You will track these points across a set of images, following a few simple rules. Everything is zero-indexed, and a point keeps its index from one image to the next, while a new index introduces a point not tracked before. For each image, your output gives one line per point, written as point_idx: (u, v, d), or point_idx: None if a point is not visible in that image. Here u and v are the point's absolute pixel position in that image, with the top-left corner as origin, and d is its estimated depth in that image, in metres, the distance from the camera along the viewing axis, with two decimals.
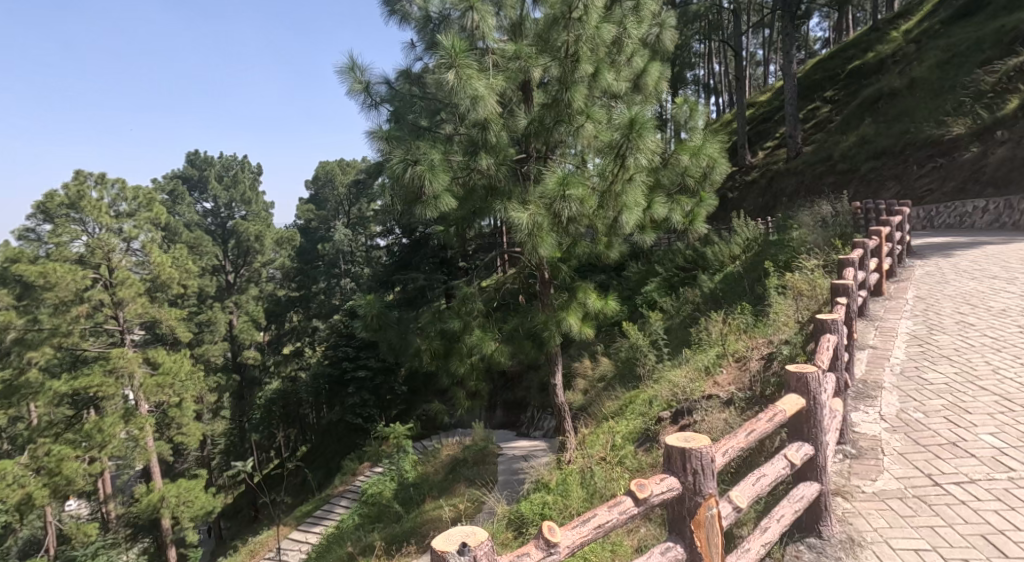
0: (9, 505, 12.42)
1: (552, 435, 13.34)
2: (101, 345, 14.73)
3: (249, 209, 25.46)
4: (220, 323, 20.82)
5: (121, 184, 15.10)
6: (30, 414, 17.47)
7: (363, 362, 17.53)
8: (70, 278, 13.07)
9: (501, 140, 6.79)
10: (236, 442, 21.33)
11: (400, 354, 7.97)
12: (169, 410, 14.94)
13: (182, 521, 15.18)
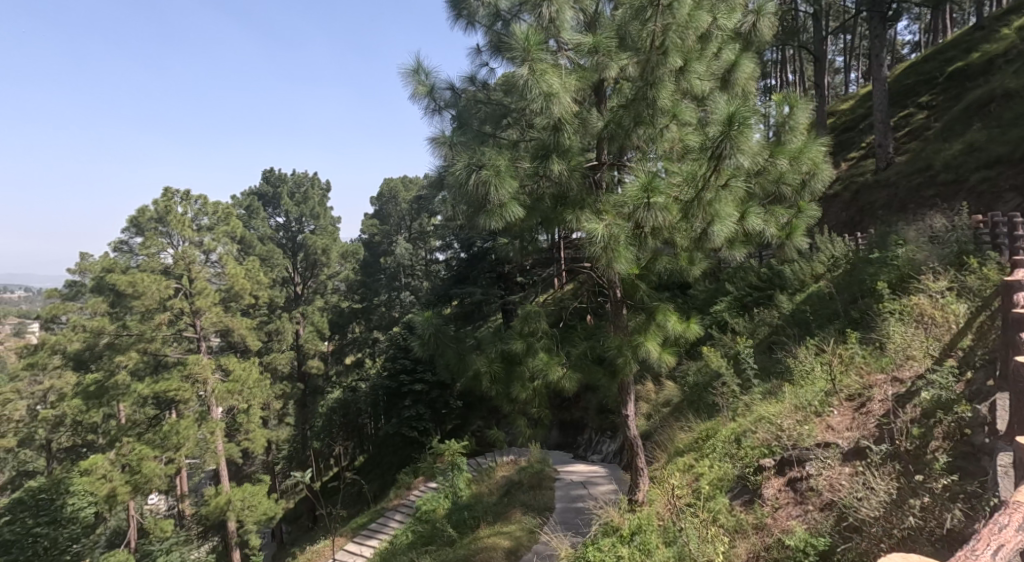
0: (98, 498, 12.81)
1: (612, 460, 12.48)
2: (179, 351, 15.07)
3: (318, 223, 25.75)
4: (289, 332, 20.96)
5: (203, 198, 15.35)
6: (117, 412, 18.22)
7: (421, 377, 17.03)
8: (155, 287, 13.40)
9: (574, 144, 6.29)
10: (299, 449, 21.43)
11: (456, 377, 7.41)
12: (238, 415, 15.04)
13: (247, 525, 15.09)
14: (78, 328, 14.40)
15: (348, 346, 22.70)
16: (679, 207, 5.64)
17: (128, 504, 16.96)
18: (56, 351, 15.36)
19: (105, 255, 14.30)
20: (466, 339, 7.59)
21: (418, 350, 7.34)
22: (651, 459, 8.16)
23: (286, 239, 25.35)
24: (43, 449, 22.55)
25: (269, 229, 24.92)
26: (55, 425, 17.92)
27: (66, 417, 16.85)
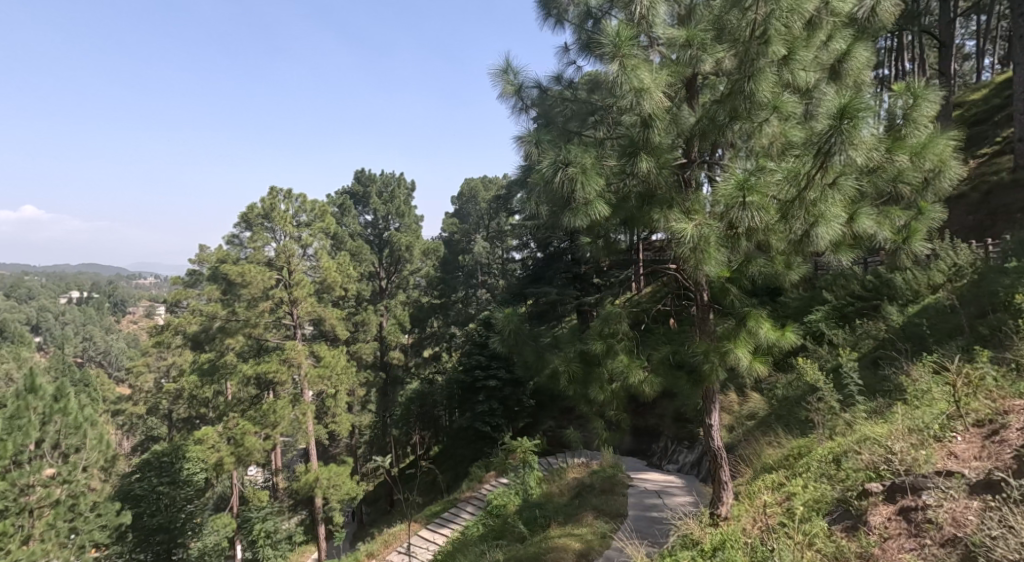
0: (208, 465, 13.99)
1: (690, 471, 11.99)
2: (279, 337, 15.89)
3: (403, 221, 26.47)
4: (373, 324, 21.65)
5: (303, 196, 16.16)
6: (224, 390, 19.74)
7: (495, 373, 17.03)
8: (260, 277, 14.37)
9: (664, 141, 6.03)
10: (380, 435, 22.26)
11: (534, 374, 7.35)
12: (327, 400, 15.64)
13: (332, 503, 15.74)
14: (197, 311, 15.62)
15: (427, 339, 23.20)
16: (778, 207, 5.29)
17: (231, 473, 18.44)
18: (179, 331, 16.84)
19: (218, 248, 15.47)
20: (544, 338, 7.53)
21: (496, 347, 7.36)
22: (735, 473, 7.75)
23: (373, 236, 26.34)
24: (164, 418, 25.03)
25: (358, 226, 25.92)
26: (176, 397, 19.76)
27: (183, 391, 18.52)
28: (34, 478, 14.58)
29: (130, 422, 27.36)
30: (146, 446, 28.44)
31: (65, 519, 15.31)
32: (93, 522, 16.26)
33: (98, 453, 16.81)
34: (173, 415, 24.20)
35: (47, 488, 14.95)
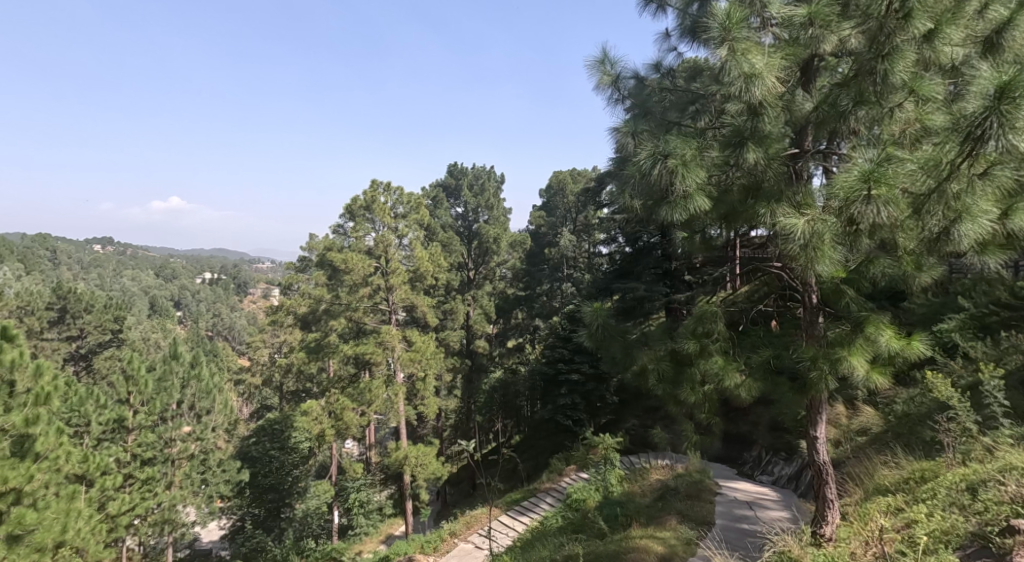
0: (313, 435, 15.13)
1: (785, 485, 11.23)
2: (376, 321, 16.51)
3: (492, 213, 26.50)
4: (461, 313, 21.97)
5: (401, 188, 16.55)
6: (326, 368, 21.05)
7: (578, 367, 16.67)
8: (361, 264, 15.06)
9: (776, 129, 5.59)
10: (464, 421, 22.68)
11: (620, 370, 7.10)
12: (417, 382, 16.08)
13: (418, 481, 16.23)
14: (306, 295, 16.59)
15: (512, 331, 23.86)
16: (909, 202, 4.74)
17: (331, 445, 19.72)
18: (290, 312, 18.10)
19: (324, 236, 16.05)
20: (633, 335, 7.25)
21: (584, 341, 7.18)
22: (842, 492, 7.12)
23: (463, 227, 26.62)
24: (276, 389, 27.31)
25: (450, 218, 26.20)
26: (286, 371, 21.39)
27: (293, 365, 20.06)
28: (175, 433, 17.46)
29: (249, 391, 30.24)
30: (260, 414, 31.14)
31: (196, 471, 18.22)
32: (221, 475, 19.73)
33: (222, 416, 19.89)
34: (283, 388, 26.31)
35: (185, 443, 17.77)
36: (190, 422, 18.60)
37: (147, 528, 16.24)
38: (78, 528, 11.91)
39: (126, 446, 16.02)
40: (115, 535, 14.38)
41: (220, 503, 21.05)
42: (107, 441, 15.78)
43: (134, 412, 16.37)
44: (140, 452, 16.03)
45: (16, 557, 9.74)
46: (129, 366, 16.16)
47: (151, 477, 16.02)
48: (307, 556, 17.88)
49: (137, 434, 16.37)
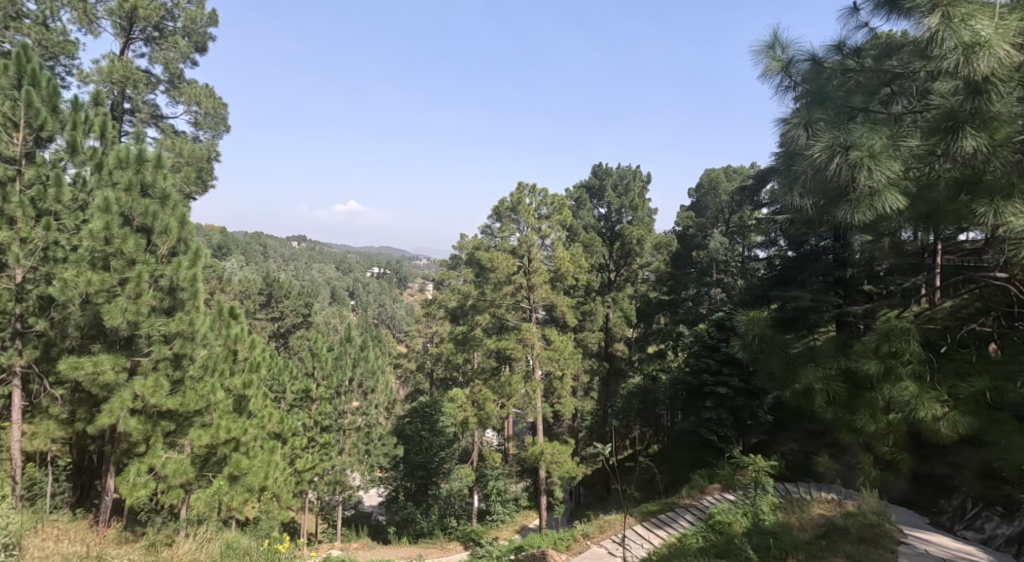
0: (459, 421, 15.70)
1: (998, 548, 9.22)
2: (517, 318, 16.60)
3: (636, 214, 24.48)
4: (600, 315, 21.42)
5: (545, 190, 16.35)
6: (470, 361, 21.78)
7: (726, 380, 15.34)
8: (506, 262, 15.31)
9: (1010, 108, 4.43)
10: (600, 423, 22.10)
11: (779, 387, 6.15)
12: (554, 381, 15.83)
13: (553, 478, 16.03)
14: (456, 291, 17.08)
15: (652, 336, 22.56)
16: None
17: (473, 434, 20.36)
18: (441, 305, 18.98)
19: (474, 235, 16.49)
20: (799, 349, 6.28)
21: (738, 353, 6.38)
22: None
23: (605, 228, 25.13)
24: (428, 376, 29.02)
25: (593, 218, 25.01)
26: (438, 359, 22.54)
27: (443, 354, 21.07)
28: (347, 406, 19.11)
29: (404, 375, 32.51)
30: (415, 397, 33.29)
31: (363, 442, 19.63)
32: (380, 449, 20.91)
33: (384, 396, 20.28)
34: (434, 375, 27.90)
35: (355, 416, 19.36)
36: (358, 398, 19.51)
37: (323, 486, 18.53)
38: (276, 478, 13.59)
39: (311, 413, 17.98)
40: (300, 487, 17.06)
41: (381, 473, 22.77)
42: (298, 406, 17.96)
43: (317, 384, 18.14)
44: (321, 420, 17.97)
45: (235, 493, 11.71)
46: (314, 345, 18.06)
47: (329, 442, 18.16)
48: (450, 534, 19.64)
49: (318, 403, 18.16)
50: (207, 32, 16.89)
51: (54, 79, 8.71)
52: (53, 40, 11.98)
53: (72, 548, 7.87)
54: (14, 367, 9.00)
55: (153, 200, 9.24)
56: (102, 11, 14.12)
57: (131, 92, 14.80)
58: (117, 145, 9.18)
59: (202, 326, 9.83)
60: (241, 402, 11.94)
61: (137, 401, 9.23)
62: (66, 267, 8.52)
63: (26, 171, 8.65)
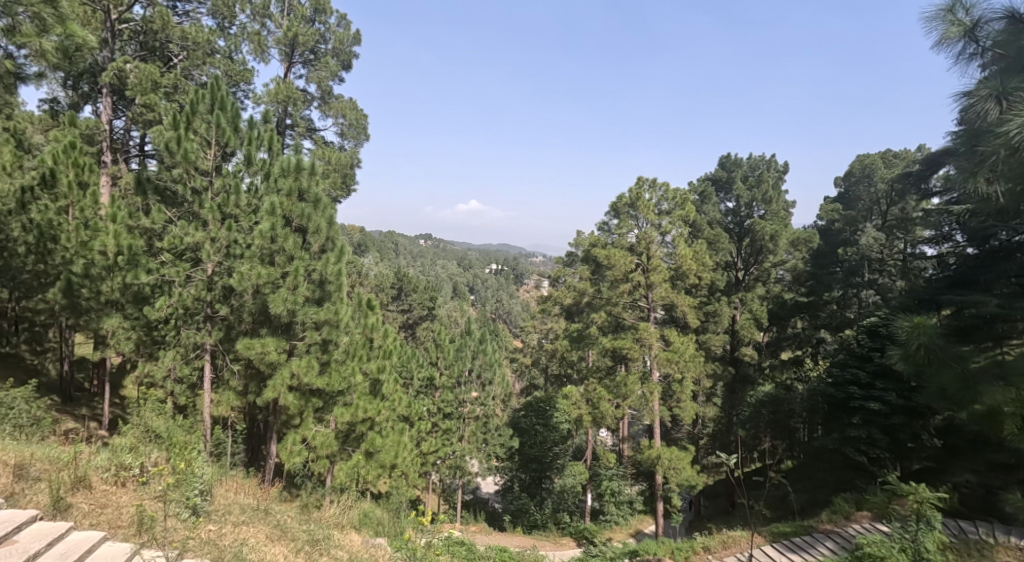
0: (572, 418, 15.95)
1: None
2: (635, 317, 16.21)
3: (769, 208, 21.97)
4: (726, 316, 20.25)
5: (666, 184, 15.82)
6: (586, 359, 21.68)
7: (878, 394, 13.69)
8: (622, 259, 15.01)
9: None
10: (724, 432, 20.93)
11: (953, 405, 5.68)
12: (674, 384, 15.10)
13: (671, 485, 15.45)
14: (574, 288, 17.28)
15: (786, 341, 20.86)
16: None
17: (588, 432, 20.24)
18: (558, 302, 19.10)
19: (592, 232, 16.67)
20: (977, 362, 5.65)
21: (900, 366, 5.88)
22: None
23: (733, 223, 22.94)
24: (544, 371, 29.35)
25: (719, 214, 23.03)
26: (554, 354, 22.69)
27: (559, 349, 21.19)
28: (466, 396, 19.83)
29: (520, 369, 33.13)
30: (530, 392, 33.78)
31: (480, 431, 20.55)
32: (496, 439, 21.52)
33: (502, 388, 20.94)
34: (550, 370, 28.15)
35: (474, 406, 20.25)
36: (477, 389, 20.26)
37: (445, 470, 19.28)
38: (404, 458, 14.51)
39: (434, 400, 18.89)
40: (425, 468, 18.11)
41: (496, 463, 23.40)
42: (424, 393, 19.01)
43: (440, 373, 19.05)
44: (443, 407, 18.86)
45: (370, 467, 12.83)
46: (438, 336, 18.95)
47: (450, 428, 18.97)
48: (563, 529, 19.74)
49: (440, 391, 19.07)
50: (353, 51, 18.29)
51: (235, 103, 9.94)
52: (235, 69, 13.52)
53: (247, 500, 9.77)
54: (204, 345, 10.39)
55: (308, 203, 10.37)
56: (272, 41, 16.43)
57: (292, 110, 16.69)
58: (282, 156, 10.20)
59: (345, 315, 10.80)
60: (376, 386, 12.84)
61: (293, 379, 10.38)
62: (242, 262, 9.78)
63: (214, 181, 9.82)
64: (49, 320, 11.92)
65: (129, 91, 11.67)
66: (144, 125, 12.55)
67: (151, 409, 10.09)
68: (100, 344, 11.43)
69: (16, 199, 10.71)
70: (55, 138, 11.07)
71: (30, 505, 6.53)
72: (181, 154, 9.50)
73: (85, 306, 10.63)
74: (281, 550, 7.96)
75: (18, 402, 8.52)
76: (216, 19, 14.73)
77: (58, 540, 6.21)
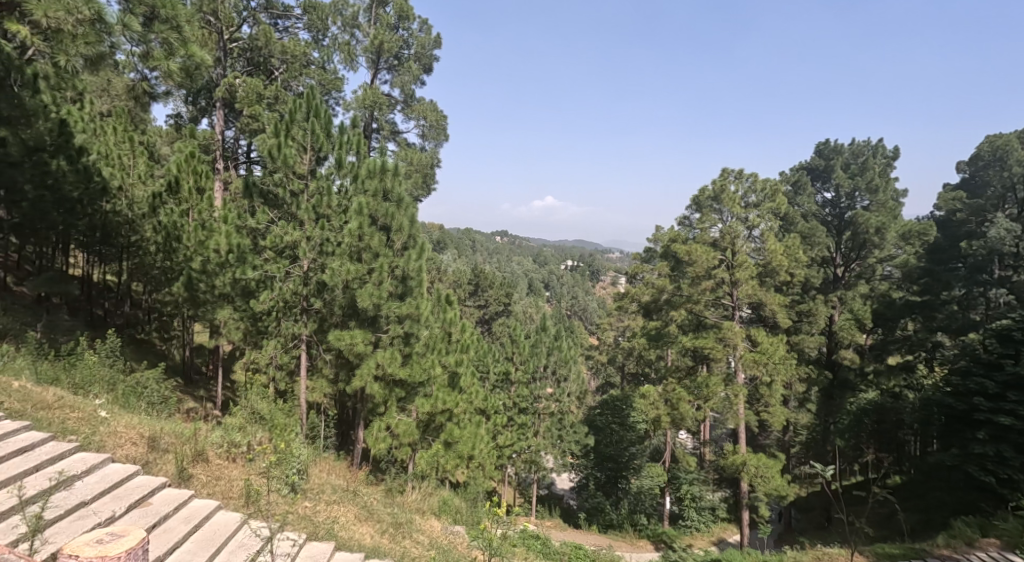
0: (649, 418, 15.81)
1: None
2: (718, 315, 15.80)
3: (875, 198, 20.53)
4: (823, 316, 18.46)
5: (754, 175, 15.37)
6: (665, 358, 21.35)
7: (1010, 408, 11.15)
8: (704, 255, 14.70)
9: None
10: (818, 441, 19.43)
11: None
12: (760, 387, 14.45)
13: (757, 493, 14.85)
14: (652, 284, 17.19)
15: (893, 345, 17.00)
16: None
17: (665, 433, 20.00)
18: (635, 298, 19.00)
19: (671, 228, 16.65)
20: None
21: None
22: None
23: (832, 215, 21.39)
24: (620, 369, 29.13)
25: (815, 205, 21.58)
26: (631, 351, 22.45)
27: (636, 347, 20.95)
28: (541, 392, 20.04)
29: (597, 366, 33.02)
30: (606, 390, 33.58)
31: (556, 427, 20.76)
32: (572, 436, 21.62)
33: (577, 385, 21.02)
34: (627, 369, 27.86)
35: (549, 402, 20.53)
36: (552, 385, 20.45)
37: (520, 463, 19.75)
38: (481, 451, 14.93)
39: (510, 394, 19.37)
40: (501, 461, 18.60)
41: (570, 459, 23.56)
42: (500, 387, 19.49)
43: (516, 367, 19.50)
44: (518, 402, 19.26)
45: (449, 458, 13.40)
46: (514, 332, 19.36)
47: (525, 423, 19.33)
48: (639, 531, 19.56)
49: (516, 386, 19.51)
50: (434, 55, 18.97)
51: (328, 110, 10.66)
52: (329, 79, 14.48)
53: (338, 482, 10.53)
54: (300, 336, 11.23)
55: (392, 203, 10.95)
56: (360, 50, 17.50)
57: (378, 114, 17.58)
58: (369, 159, 10.83)
59: (425, 309, 11.41)
60: (454, 379, 13.43)
61: (378, 369, 11.06)
62: (334, 259, 10.53)
63: (310, 185, 10.56)
64: (174, 312, 13.34)
65: (237, 103, 12.91)
66: (249, 134, 13.76)
67: (256, 393, 11.05)
68: (214, 332, 12.71)
69: (149, 204, 12.25)
70: (178, 149, 12.45)
71: (160, 473, 7.38)
72: (281, 159, 10.38)
73: (203, 297, 11.86)
74: (368, 530, 8.58)
75: (150, 382, 9.65)
76: (311, 33, 15.85)
77: (183, 505, 6.90)
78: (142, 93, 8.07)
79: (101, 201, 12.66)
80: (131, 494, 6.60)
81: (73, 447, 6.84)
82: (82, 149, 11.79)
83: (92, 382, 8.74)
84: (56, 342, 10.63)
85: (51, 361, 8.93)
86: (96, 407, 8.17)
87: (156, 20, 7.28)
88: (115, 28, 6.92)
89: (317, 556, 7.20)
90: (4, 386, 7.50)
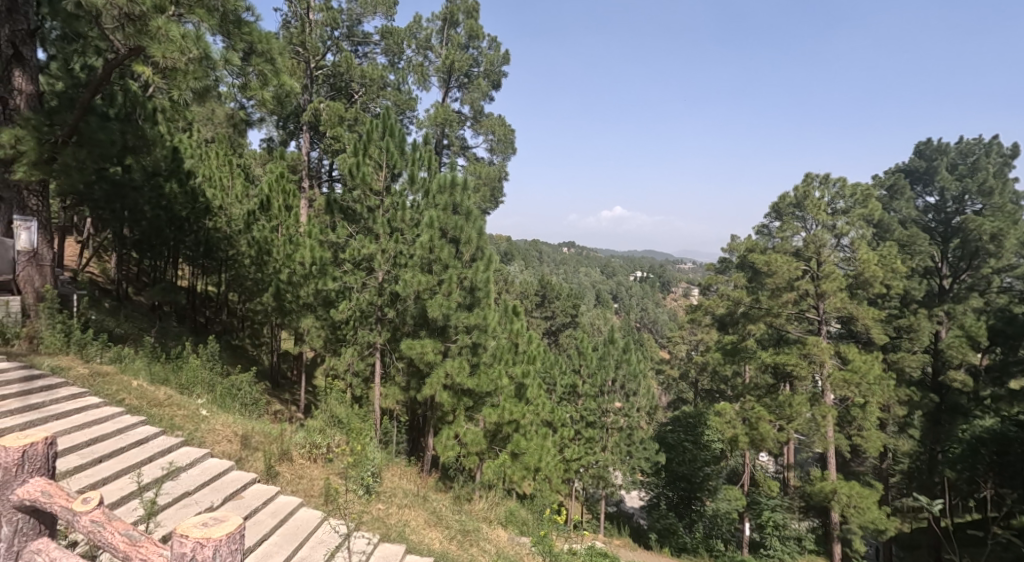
0: (726, 437, 15.25)
1: None
2: (801, 330, 15.28)
3: (988, 201, 18.85)
4: (925, 332, 17.24)
5: (842, 180, 14.71)
6: (743, 374, 20.62)
7: None
8: (786, 267, 14.14)
9: None
10: (923, 471, 17.82)
11: None
12: (852, 409, 13.74)
13: (850, 524, 13.96)
14: (727, 297, 16.78)
15: (1015, 366, 14.68)
16: None
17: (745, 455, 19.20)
18: (710, 311, 18.61)
19: (749, 237, 16.27)
20: None
21: None
22: None
23: (936, 222, 19.95)
24: (693, 384, 28.39)
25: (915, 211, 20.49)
26: (705, 366, 21.97)
27: (711, 362, 20.38)
28: (609, 406, 19.85)
29: (669, 381, 32.37)
30: (676, 405, 32.80)
31: (626, 442, 20.25)
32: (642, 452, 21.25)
33: (647, 400, 20.62)
34: (701, 384, 27.21)
35: (617, 416, 20.13)
36: (621, 399, 20.09)
37: (588, 478, 19.67)
38: (548, 463, 14.97)
39: (577, 407, 19.42)
40: (569, 475, 18.61)
41: (641, 477, 23.14)
42: (566, 400, 19.65)
43: (583, 381, 19.52)
44: (586, 415, 19.25)
45: (516, 468, 13.49)
46: (580, 344, 19.41)
47: (593, 437, 19.26)
48: (715, 556, 18.87)
49: (583, 399, 19.53)
50: (502, 71, 19.44)
51: (402, 129, 11.16)
52: (403, 100, 15.24)
53: (410, 487, 10.93)
54: (376, 344, 11.76)
55: (461, 216, 11.31)
56: (433, 69, 18.29)
57: (450, 130, 18.22)
58: (440, 174, 11.28)
59: (492, 320, 11.74)
60: (522, 390, 13.60)
61: (448, 378, 11.38)
62: (406, 270, 10.99)
63: (385, 201, 11.14)
64: (265, 320, 14.31)
65: (322, 125, 13.89)
66: (331, 154, 14.65)
67: (336, 399, 11.65)
68: (299, 340, 13.52)
69: (245, 221, 13.25)
70: (269, 170, 13.47)
71: (251, 469, 7.97)
72: (360, 177, 10.97)
73: (289, 306, 12.72)
74: (437, 535, 8.91)
75: (244, 385, 10.46)
76: (388, 56, 16.71)
77: (270, 500, 7.43)
78: (240, 121, 8.88)
79: (205, 220, 13.82)
80: (227, 487, 7.20)
81: (179, 441, 7.55)
82: (189, 173, 13.05)
83: (195, 384, 9.60)
84: (166, 347, 11.69)
85: (162, 364, 9.86)
86: (198, 406, 8.97)
87: (254, 53, 8.01)
88: (218, 64, 7.57)
89: (390, 558, 7.50)
90: (126, 385, 8.42)
